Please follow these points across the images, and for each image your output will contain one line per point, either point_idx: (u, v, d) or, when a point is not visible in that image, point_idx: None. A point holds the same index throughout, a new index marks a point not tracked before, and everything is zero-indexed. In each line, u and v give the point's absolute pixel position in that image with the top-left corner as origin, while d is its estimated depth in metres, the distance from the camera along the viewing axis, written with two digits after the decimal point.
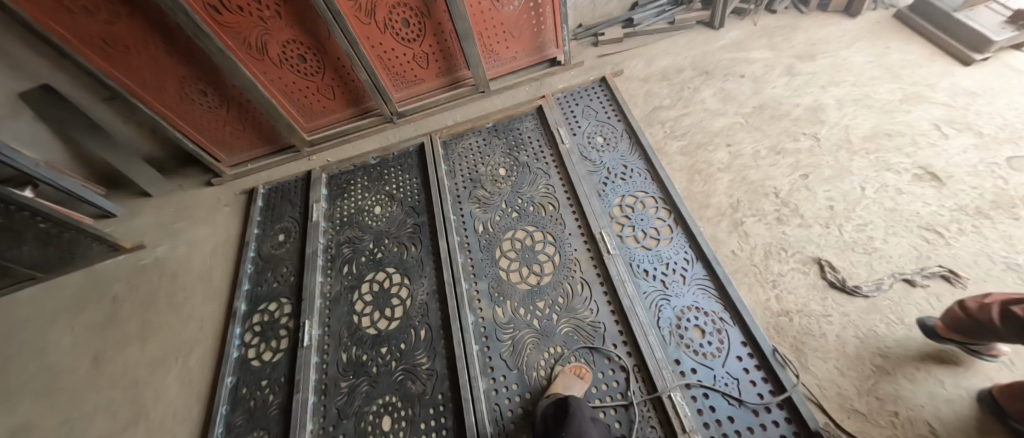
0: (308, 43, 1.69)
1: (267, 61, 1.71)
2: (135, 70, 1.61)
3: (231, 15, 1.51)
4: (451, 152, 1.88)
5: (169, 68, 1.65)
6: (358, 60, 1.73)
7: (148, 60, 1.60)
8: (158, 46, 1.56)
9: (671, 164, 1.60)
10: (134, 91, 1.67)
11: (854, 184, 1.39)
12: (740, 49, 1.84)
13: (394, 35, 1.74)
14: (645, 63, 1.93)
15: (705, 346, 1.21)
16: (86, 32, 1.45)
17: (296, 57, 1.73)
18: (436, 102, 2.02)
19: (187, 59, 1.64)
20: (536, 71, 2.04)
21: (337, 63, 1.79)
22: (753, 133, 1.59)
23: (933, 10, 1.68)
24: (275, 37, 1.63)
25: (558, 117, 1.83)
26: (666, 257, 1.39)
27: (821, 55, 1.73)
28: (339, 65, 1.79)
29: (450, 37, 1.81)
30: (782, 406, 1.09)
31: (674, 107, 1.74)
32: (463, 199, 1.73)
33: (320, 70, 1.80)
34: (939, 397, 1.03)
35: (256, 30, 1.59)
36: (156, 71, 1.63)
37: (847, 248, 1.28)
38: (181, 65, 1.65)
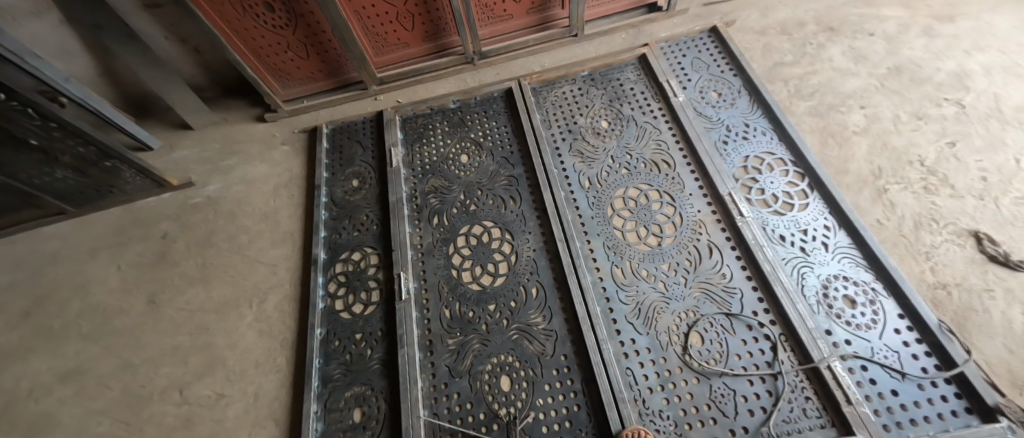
0: None
1: None
2: None
3: None
4: (542, 100, 1.67)
5: None
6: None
7: None
8: None
9: (800, 124, 1.47)
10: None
11: (1009, 156, 1.30)
12: (868, 6, 1.70)
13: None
14: (760, 14, 1.76)
15: (858, 317, 1.14)
16: None
17: None
18: (523, 43, 1.80)
19: None
20: (634, 16, 1.83)
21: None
22: (892, 96, 1.47)
23: None
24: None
25: (665, 66, 1.64)
26: (804, 223, 1.29)
27: (960, 17, 1.60)
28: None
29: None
30: (950, 381, 1.03)
31: (799, 64, 1.60)
32: (563, 150, 1.54)
33: None
34: None
35: None
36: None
37: (1007, 221, 1.20)
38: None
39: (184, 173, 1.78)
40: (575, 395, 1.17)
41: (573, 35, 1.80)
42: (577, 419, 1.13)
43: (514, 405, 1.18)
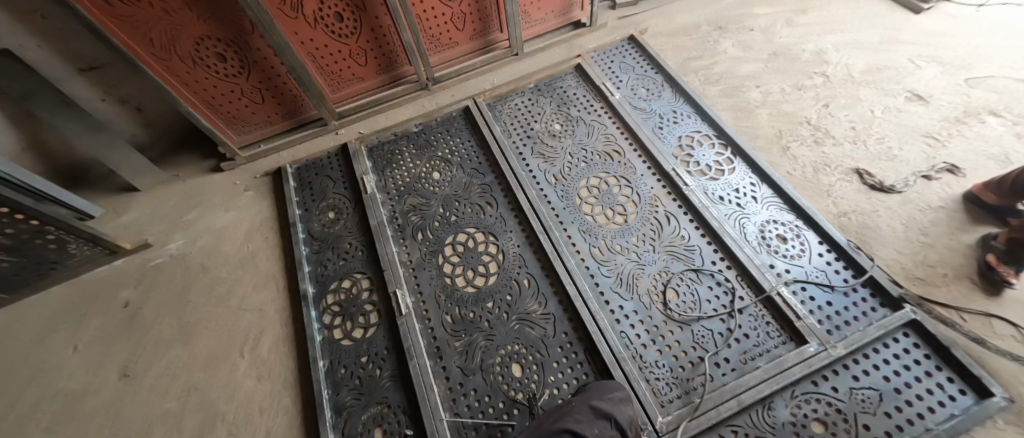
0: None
1: (300, 20, 1.53)
2: (143, 27, 1.34)
3: None
4: (499, 113, 1.84)
5: (185, 25, 1.39)
6: (403, 16, 1.63)
7: (162, 15, 1.33)
8: None
9: (715, 105, 1.77)
10: (135, 50, 1.38)
11: (866, 109, 1.67)
12: (745, 6, 2.08)
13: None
14: (665, 21, 2.08)
15: (790, 250, 1.39)
16: None
17: (333, 15, 1.58)
18: (471, 66, 1.97)
19: (210, 14, 1.39)
20: (564, 33, 2.07)
21: (373, 22, 1.66)
22: (777, 75, 1.82)
23: None
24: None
25: (599, 72, 1.88)
26: (736, 184, 1.55)
27: (811, 9, 2.03)
28: (377, 25, 1.67)
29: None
30: (866, 285, 1.30)
31: (704, 58, 1.92)
32: (526, 155, 1.70)
33: (356, 31, 1.66)
34: (971, 257, 1.31)
35: None
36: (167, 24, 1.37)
37: (876, 157, 1.55)
38: (199, 20, 1.40)
39: (141, 237, 1.69)
40: (582, 365, 1.28)
41: (515, 55, 2.01)
42: None
43: (529, 387, 1.27)
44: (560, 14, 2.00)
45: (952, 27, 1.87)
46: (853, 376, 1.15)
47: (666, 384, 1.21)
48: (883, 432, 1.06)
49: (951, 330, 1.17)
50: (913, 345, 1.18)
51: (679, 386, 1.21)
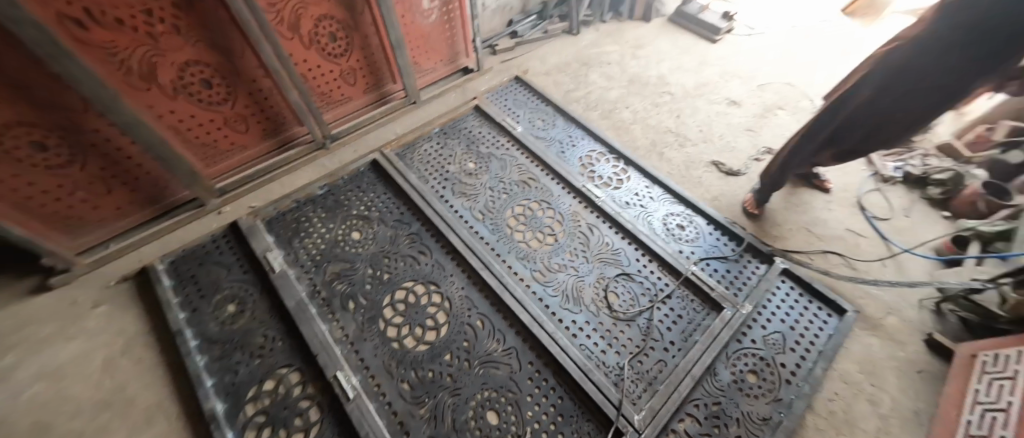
0: (215, 64, 1.38)
1: (154, 91, 1.30)
2: None
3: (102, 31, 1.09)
4: (410, 161, 1.81)
5: None
6: (286, 76, 1.52)
7: None
8: None
9: (600, 127, 2.03)
10: None
11: (706, 115, 2.12)
12: (599, 46, 2.48)
13: (322, 49, 1.60)
14: (540, 62, 2.35)
15: (690, 234, 1.62)
16: None
17: (199, 82, 1.38)
18: (368, 119, 1.92)
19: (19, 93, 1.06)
20: (454, 79, 2.17)
21: (251, 83, 1.51)
22: (638, 97, 2.20)
23: (686, 14, 2.65)
24: (172, 56, 1.27)
25: (497, 111, 2.01)
26: (635, 188, 1.77)
27: (647, 45, 2.52)
28: (255, 88, 1.53)
29: (378, 49, 1.78)
30: (749, 249, 1.57)
31: (580, 89, 2.21)
32: (448, 197, 1.69)
33: (231, 96, 1.49)
34: (808, 211, 1.69)
35: (142, 50, 1.19)
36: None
37: (723, 150, 1.96)
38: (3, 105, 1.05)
39: None
40: (555, 390, 1.29)
41: (410, 103, 2.02)
42: (566, 408, 1.25)
43: (511, 431, 1.21)
44: (448, 62, 2.10)
45: (738, 51, 2.52)
46: (763, 325, 1.38)
47: (633, 382, 1.29)
48: (794, 364, 1.30)
49: (807, 269, 1.50)
50: (791, 288, 1.47)
51: (643, 380, 1.29)
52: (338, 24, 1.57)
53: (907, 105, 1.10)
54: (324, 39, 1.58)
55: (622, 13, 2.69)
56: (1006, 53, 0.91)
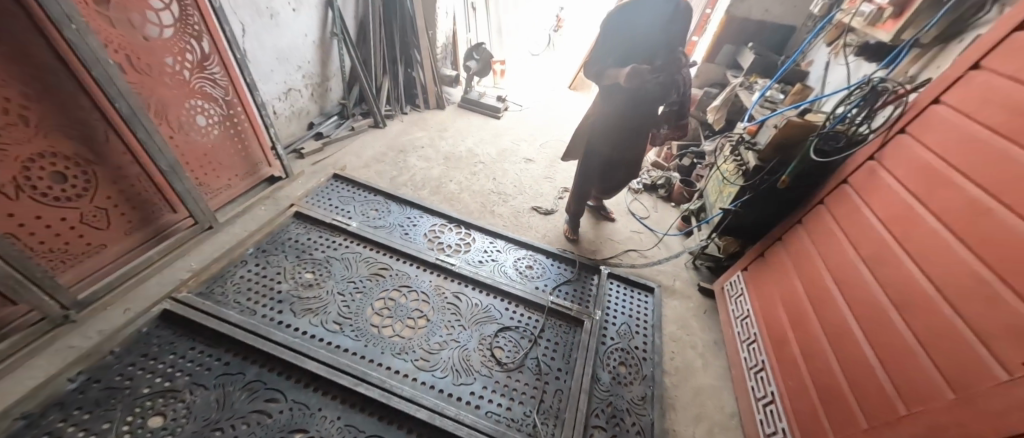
0: None
1: None
2: None
3: None
4: (224, 295, 1.46)
5: None
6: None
7: None
8: None
9: (433, 202, 2.14)
10: None
11: (514, 173, 2.53)
12: (407, 134, 2.68)
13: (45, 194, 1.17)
14: (354, 156, 2.34)
15: (538, 270, 1.84)
16: None
17: None
18: (142, 263, 1.44)
19: None
20: (259, 192, 1.92)
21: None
22: (456, 170, 2.44)
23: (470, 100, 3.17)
24: None
25: (323, 212, 1.88)
26: (482, 247, 1.91)
27: (448, 128, 2.87)
28: None
29: (140, 176, 1.41)
30: (583, 267, 1.89)
31: (402, 173, 2.30)
32: (290, 319, 1.43)
33: None
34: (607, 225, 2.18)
35: None
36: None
37: (537, 196, 2.35)
38: None
39: None
40: None
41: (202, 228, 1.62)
42: None
43: None
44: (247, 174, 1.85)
45: (518, 122, 3.15)
46: (614, 323, 1.66)
47: (545, 424, 1.31)
48: (644, 344, 1.60)
49: (623, 268, 1.91)
50: (619, 286, 1.84)
51: (553, 417, 1.33)
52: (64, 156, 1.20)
53: (612, 159, 1.70)
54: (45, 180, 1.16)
55: (417, 104, 3.03)
56: (637, 119, 1.55)
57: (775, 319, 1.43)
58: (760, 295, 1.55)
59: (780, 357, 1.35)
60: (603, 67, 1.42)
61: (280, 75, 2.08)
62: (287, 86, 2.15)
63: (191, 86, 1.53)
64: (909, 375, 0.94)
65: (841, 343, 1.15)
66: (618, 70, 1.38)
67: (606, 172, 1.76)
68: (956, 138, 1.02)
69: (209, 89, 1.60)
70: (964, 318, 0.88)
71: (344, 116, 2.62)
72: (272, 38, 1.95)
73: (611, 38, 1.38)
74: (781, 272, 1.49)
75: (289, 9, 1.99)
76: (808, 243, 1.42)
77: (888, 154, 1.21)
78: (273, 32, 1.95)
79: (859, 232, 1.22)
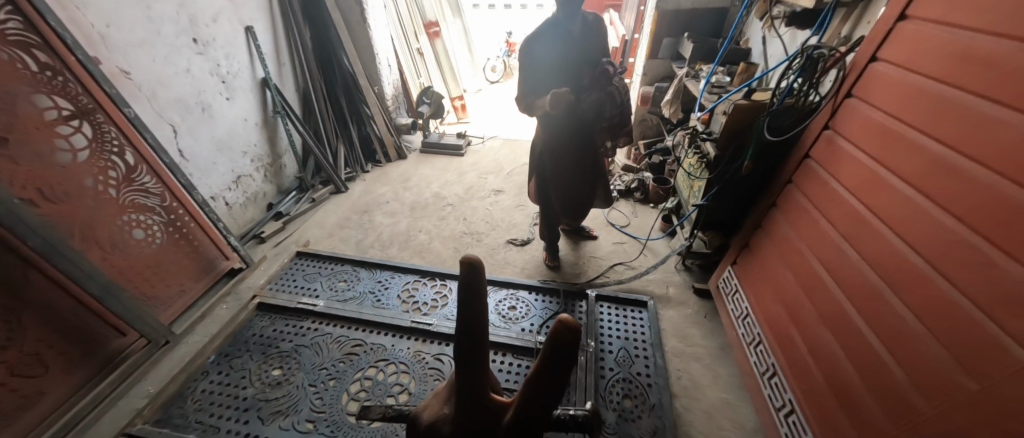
0: None
1: None
2: None
3: None
4: (186, 417, 1.35)
5: None
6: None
7: None
8: None
9: (403, 258, 2.04)
10: None
11: (485, 209, 2.44)
12: (371, 192, 2.62)
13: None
14: (317, 229, 2.26)
15: (522, 309, 1.71)
16: None
17: None
18: (89, 404, 1.34)
19: None
20: (221, 288, 1.83)
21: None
22: (425, 219, 2.36)
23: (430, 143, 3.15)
24: None
25: (288, 296, 1.79)
26: (459, 297, 1.79)
27: (412, 176, 2.82)
28: None
29: (77, 309, 1.33)
30: (569, 295, 1.77)
31: (369, 236, 2.22)
32: (259, 429, 1.32)
33: None
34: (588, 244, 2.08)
35: None
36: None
37: (512, 228, 2.26)
38: None
39: None
40: None
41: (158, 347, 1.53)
42: None
43: None
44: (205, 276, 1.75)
45: (483, 155, 3.11)
46: (612, 351, 1.53)
47: None
48: (648, 368, 1.46)
49: (608, 288, 1.78)
50: (612, 307, 1.71)
51: None
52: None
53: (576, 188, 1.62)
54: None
55: (379, 159, 3.00)
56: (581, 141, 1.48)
57: (774, 315, 1.32)
58: (756, 292, 1.43)
59: (792, 364, 1.20)
60: (531, 99, 1.38)
61: (225, 165, 2.03)
62: (236, 174, 2.10)
63: (119, 202, 1.47)
64: (918, 363, 0.83)
65: (842, 333, 1.04)
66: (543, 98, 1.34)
67: (573, 200, 1.66)
68: (902, 94, 0.94)
69: (142, 200, 1.54)
70: (960, 289, 0.77)
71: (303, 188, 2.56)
72: (210, 130, 1.92)
73: (533, 68, 1.33)
74: (769, 265, 1.38)
75: (222, 98, 1.97)
76: (785, 230, 1.32)
77: (839, 124, 1.14)
78: (209, 124, 1.91)
79: (832, 211, 1.12)
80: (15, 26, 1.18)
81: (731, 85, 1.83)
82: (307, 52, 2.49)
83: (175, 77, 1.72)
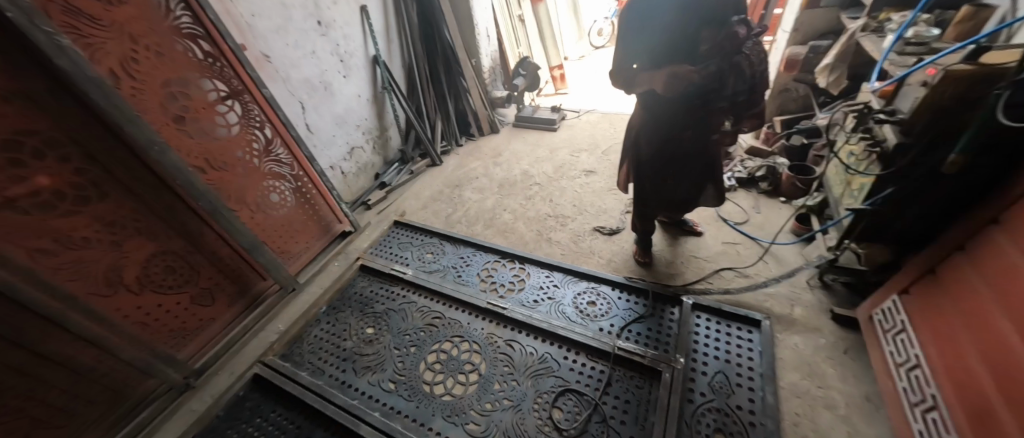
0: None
1: None
2: None
3: None
4: (300, 357, 1.61)
5: None
6: (108, 326, 1.27)
7: None
8: None
9: (487, 237, 2.06)
10: None
11: (573, 191, 2.30)
12: (464, 167, 2.70)
13: (156, 283, 1.43)
14: (412, 200, 2.42)
15: (602, 307, 1.58)
16: None
17: None
18: (242, 331, 1.69)
19: None
20: (335, 247, 2.11)
21: (56, 364, 1.20)
22: (511, 198, 2.33)
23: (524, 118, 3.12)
24: None
25: (384, 261, 1.96)
26: (537, 283, 1.73)
27: (503, 151, 2.81)
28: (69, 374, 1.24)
29: (231, 254, 1.64)
30: (657, 299, 1.56)
31: (457, 210, 2.29)
32: (351, 379, 1.49)
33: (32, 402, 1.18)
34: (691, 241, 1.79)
35: None
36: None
37: (601, 214, 2.07)
38: None
39: None
40: None
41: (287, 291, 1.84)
42: None
43: None
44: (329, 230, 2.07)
45: (577, 130, 2.92)
46: (704, 372, 1.31)
47: None
48: (750, 403, 1.21)
49: (711, 298, 1.51)
50: (710, 320, 1.45)
51: None
52: (166, 251, 1.44)
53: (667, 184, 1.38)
54: (155, 273, 1.42)
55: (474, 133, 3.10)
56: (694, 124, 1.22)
57: (967, 377, 0.94)
58: (936, 331, 1.04)
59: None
60: (634, 77, 1.16)
61: (341, 138, 2.26)
62: (350, 146, 2.33)
63: (263, 170, 1.74)
64: None
65: None
66: (651, 75, 1.11)
67: (673, 191, 1.42)
68: None
69: (278, 168, 1.80)
70: None
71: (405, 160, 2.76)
72: (330, 107, 2.14)
73: (640, 35, 1.09)
74: (966, 301, 0.98)
75: (341, 76, 2.16)
76: (1005, 254, 0.91)
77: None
78: (329, 102, 2.12)
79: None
80: (187, 20, 1.41)
81: (938, 41, 1.29)
82: (413, 27, 2.57)
83: (303, 60, 1.93)
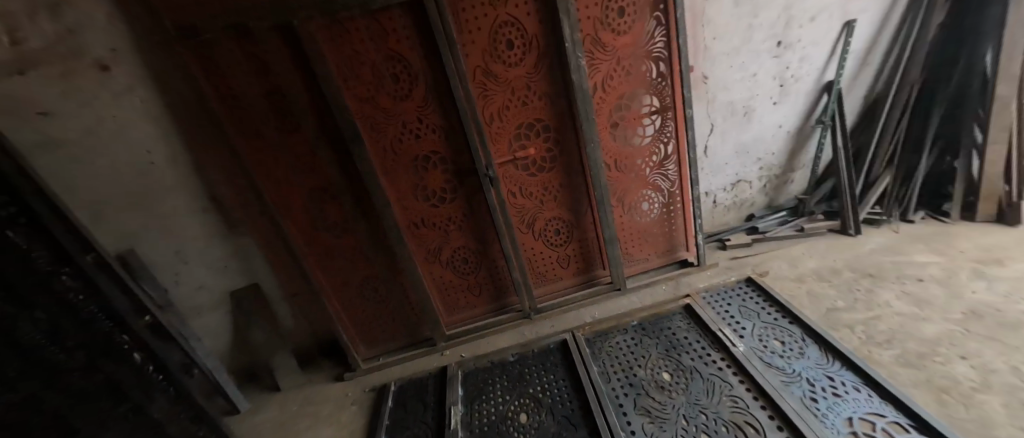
0: (472, 248, 2.00)
1: (435, 262, 2.00)
2: (335, 270, 1.93)
3: (425, 229, 1.92)
4: (598, 352, 1.77)
5: (361, 261, 1.94)
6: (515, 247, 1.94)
7: (351, 253, 1.91)
8: (359, 240, 1.89)
9: (894, 376, 1.37)
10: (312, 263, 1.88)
11: None
12: (899, 253, 1.92)
13: (545, 233, 2.01)
14: (790, 265, 2.00)
15: None
16: (315, 231, 1.83)
17: (460, 259, 2.02)
18: (573, 298, 2.11)
19: (376, 257, 1.94)
20: (671, 271, 2.15)
21: (488, 252, 2.02)
22: (986, 343, 1.42)
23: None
24: (452, 240, 1.97)
25: (715, 316, 1.76)
26: None
27: (1009, 260, 1.75)
28: (494, 264, 2.04)
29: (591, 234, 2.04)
30: None
31: (856, 309, 1.67)
32: (628, 408, 1.47)
33: (476, 270, 2.05)
34: None
35: (439, 239, 1.95)
36: (348, 256, 1.92)
37: None
38: (360, 252, 1.91)
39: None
40: None
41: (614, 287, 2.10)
42: None
43: None
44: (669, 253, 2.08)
45: None
46: None
47: None
48: None
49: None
50: None
51: None
52: (559, 214, 1.97)
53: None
54: (548, 226, 1.99)
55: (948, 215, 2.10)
56: None
57: None
58: None
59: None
60: None
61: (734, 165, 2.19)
62: (740, 174, 2.22)
63: (647, 180, 1.95)
64: None
65: None
66: None
67: None
68: None
69: (660, 181, 1.97)
70: None
71: (795, 212, 2.31)
72: (741, 133, 2.09)
73: None
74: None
75: (770, 102, 2.03)
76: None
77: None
78: (742, 126, 2.07)
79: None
80: (660, 45, 1.70)
81: None
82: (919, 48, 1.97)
83: (742, 81, 1.95)
